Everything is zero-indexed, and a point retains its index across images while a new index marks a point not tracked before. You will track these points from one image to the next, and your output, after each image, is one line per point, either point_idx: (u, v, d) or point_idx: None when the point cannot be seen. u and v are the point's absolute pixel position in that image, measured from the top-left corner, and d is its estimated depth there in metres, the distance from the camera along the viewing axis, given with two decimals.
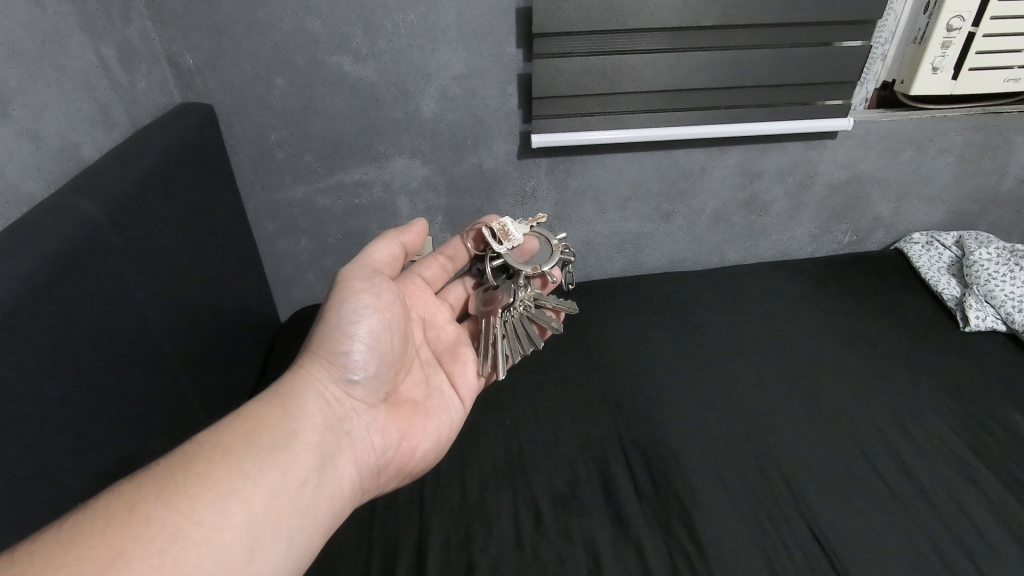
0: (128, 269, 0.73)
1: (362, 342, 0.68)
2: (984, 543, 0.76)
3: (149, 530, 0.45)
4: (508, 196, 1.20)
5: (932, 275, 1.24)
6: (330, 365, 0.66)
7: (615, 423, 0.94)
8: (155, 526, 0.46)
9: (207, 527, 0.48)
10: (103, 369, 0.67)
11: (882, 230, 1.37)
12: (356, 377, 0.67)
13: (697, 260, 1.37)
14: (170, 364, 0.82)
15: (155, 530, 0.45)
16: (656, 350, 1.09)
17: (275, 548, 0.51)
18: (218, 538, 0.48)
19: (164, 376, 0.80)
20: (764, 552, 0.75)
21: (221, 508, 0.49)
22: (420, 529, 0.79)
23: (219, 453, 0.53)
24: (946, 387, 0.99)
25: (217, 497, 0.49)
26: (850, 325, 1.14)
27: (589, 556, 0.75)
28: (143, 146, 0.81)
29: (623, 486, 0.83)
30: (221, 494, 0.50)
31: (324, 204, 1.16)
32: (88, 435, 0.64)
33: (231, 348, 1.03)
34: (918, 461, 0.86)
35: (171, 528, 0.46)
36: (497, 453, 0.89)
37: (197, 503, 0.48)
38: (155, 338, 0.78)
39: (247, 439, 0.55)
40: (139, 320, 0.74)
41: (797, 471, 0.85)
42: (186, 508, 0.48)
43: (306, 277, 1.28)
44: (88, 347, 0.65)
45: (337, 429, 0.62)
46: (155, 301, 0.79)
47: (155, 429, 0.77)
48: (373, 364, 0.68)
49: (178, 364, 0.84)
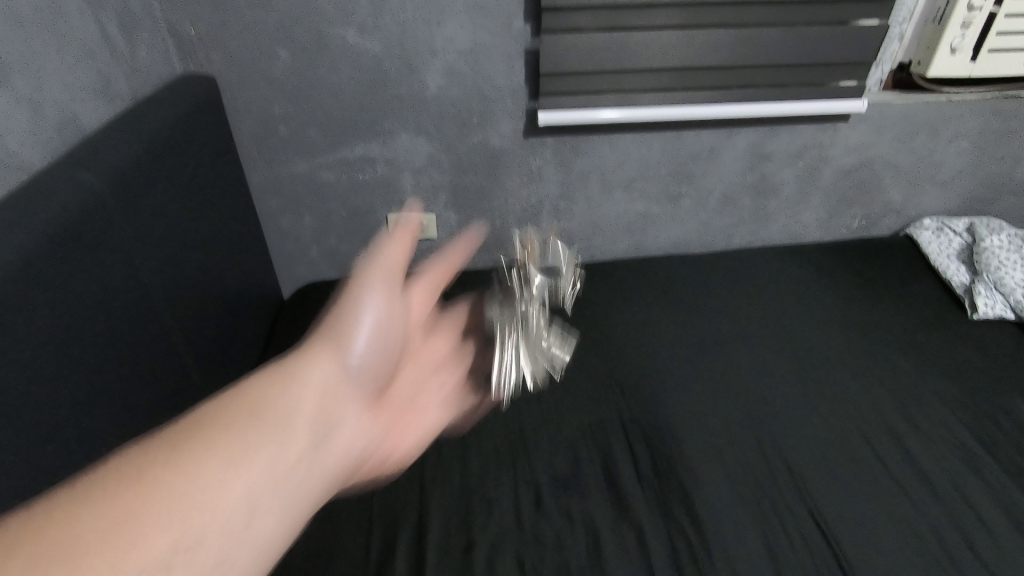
0: (130, 241, 0.72)
1: (369, 303, 0.55)
2: (984, 531, 0.76)
3: (122, 514, 0.36)
4: (513, 175, 1.18)
5: (941, 262, 1.22)
6: (331, 328, 0.53)
7: (618, 406, 0.93)
8: (125, 509, 0.37)
9: (186, 514, 0.38)
10: (101, 348, 0.66)
11: (891, 216, 1.35)
12: (359, 343, 0.54)
13: (704, 244, 1.35)
14: (171, 341, 0.81)
15: (124, 515, 0.36)
16: (659, 332, 1.08)
17: (264, 535, 0.42)
18: (199, 525, 0.39)
19: (165, 352, 0.80)
20: (764, 537, 0.75)
21: (202, 493, 0.40)
22: (421, 506, 0.79)
23: (205, 420, 0.43)
24: (951, 376, 0.99)
25: (203, 480, 0.40)
26: (856, 311, 1.13)
27: (588, 536, 0.75)
28: (145, 118, 0.80)
29: (624, 469, 0.83)
30: (205, 476, 0.40)
31: (327, 180, 1.15)
32: (87, 413, 0.64)
33: (233, 323, 1.02)
34: (922, 450, 0.86)
35: (146, 512, 0.37)
36: (498, 432, 0.89)
37: (177, 484, 0.39)
38: (155, 315, 0.78)
39: (238, 405, 0.45)
40: (138, 294, 0.74)
41: (799, 456, 0.85)
42: (166, 489, 0.39)
43: (309, 254, 1.27)
44: (88, 324, 0.64)
45: (342, 398, 0.52)
46: (156, 276, 0.78)
47: (154, 407, 0.77)
48: (385, 325, 0.56)
49: (179, 341, 0.84)
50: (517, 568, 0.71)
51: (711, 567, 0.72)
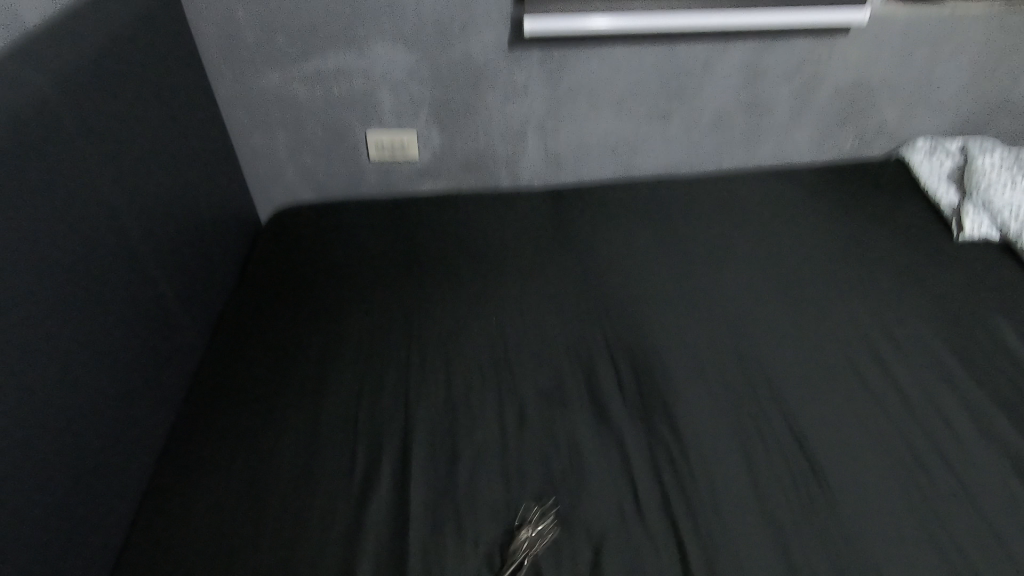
0: (91, 151, 0.68)
1: None
2: (953, 437, 0.77)
3: None
4: (497, 90, 1.12)
5: (931, 184, 1.20)
6: None
7: (602, 325, 0.93)
8: None
9: None
10: (68, 264, 0.64)
11: (885, 138, 1.32)
12: None
13: (694, 166, 1.32)
14: (142, 261, 0.79)
15: None
16: (645, 254, 1.07)
17: None
18: None
19: (136, 273, 0.77)
20: (741, 444, 0.76)
21: None
22: (405, 420, 0.79)
23: None
24: (934, 295, 0.99)
25: None
26: (844, 232, 1.12)
27: (570, 446, 0.76)
28: (93, 13, 0.73)
29: (607, 385, 0.84)
30: None
31: (300, 93, 1.09)
32: (60, 326, 0.62)
33: (208, 243, 0.99)
34: (900, 365, 0.87)
35: None
36: (482, 350, 0.89)
37: None
38: (124, 232, 0.74)
39: None
40: (104, 208, 0.70)
41: (779, 371, 0.86)
42: None
43: (285, 176, 1.22)
44: (52, 238, 0.61)
45: None
46: (122, 190, 0.74)
47: (129, 329, 0.75)
48: None
49: (151, 263, 0.81)
50: (500, 481, 0.72)
51: (689, 475, 0.73)
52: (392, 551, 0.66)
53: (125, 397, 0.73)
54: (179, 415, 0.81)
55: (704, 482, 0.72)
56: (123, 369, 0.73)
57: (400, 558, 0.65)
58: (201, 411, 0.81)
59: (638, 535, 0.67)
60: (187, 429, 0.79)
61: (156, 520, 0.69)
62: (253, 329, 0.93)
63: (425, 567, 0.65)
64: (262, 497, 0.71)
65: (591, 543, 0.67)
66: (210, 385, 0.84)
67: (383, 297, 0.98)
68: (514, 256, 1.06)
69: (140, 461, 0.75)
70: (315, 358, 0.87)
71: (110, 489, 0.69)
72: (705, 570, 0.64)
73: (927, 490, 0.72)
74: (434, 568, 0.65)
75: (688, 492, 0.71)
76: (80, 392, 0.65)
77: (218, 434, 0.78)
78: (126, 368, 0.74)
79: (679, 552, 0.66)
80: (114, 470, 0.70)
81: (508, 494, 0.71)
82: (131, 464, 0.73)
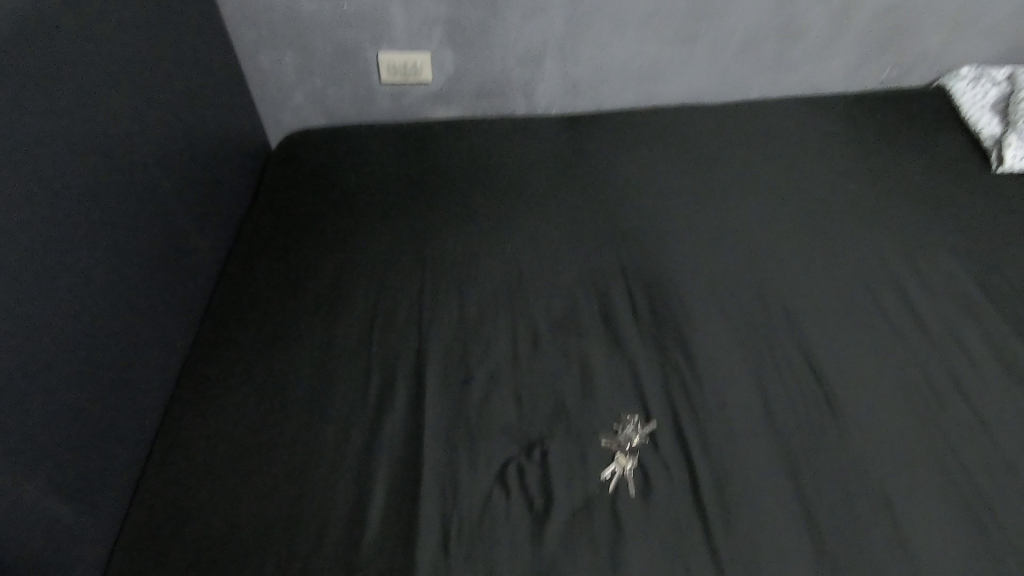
0: (74, 62, 0.67)
1: None
2: (973, 370, 0.76)
3: None
4: (514, 7, 1.06)
5: (973, 113, 1.14)
6: None
7: (618, 254, 0.91)
8: None
9: None
10: (55, 179, 0.63)
11: (927, 64, 1.24)
12: None
13: (720, 93, 1.26)
14: (136, 181, 0.78)
15: None
16: (665, 182, 1.03)
17: None
18: None
19: (130, 193, 0.77)
20: (756, 373, 0.76)
21: None
22: (418, 344, 0.80)
23: None
24: (962, 228, 0.95)
25: None
26: (874, 163, 1.07)
27: (582, 371, 0.76)
28: None
29: (622, 313, 0.83)
30: None
31: (307, 9, 1.04)
32: (56, 243, 0.63)
33: (210, 167, 0.98)
34: (922, 298, 0.85)
35: None
36: (496, 277, 0.88)
37: None
38: (116, 150, 0.74)
39: None
40: (91, 123, 0.69)
41: (799, 303, 0.84)
42: None
43: (294, 100, 1.18)
44: (37, 150, 0.61)
45: None
46: (112, 108, 0.74)
47: (125, 250, 0.75)
48: None
49: (146, 184, 0.80)
50: (513, 402, 0.73)
51: (702, 401, 0.73)
52: (407, 467, 0.68)
53: (124, 318, 0.75)
54: (195, 342, 0.82)
55: (716, 408, 0.72)
56: (121, 291, 0.74)
57: (415, 473, 0.67)
58: (218, 335, 0.82)
59: (648, 455, 0.68)
60: (205, 353, 0.80)
61: (180, 439, 0.72)
62: (265, 255, 0.92)
63: (440, 482, 0.66)
64: (280, 419, 0.72)
65: (602, 462, 0.68)
66: (224, 312, 0.84)
67: (394, 223, 0.96)
68: (528, 183, 1.03)
69: (145, 380, 0.78)
70: (327, 284, 0.87)
71: (113, 405, 0.72)
72: (714, 491, 0.65)
73: (942, 421, 0.71)
74: (449, 483, 0.66)
75: (700, 418, 0.71)
76: (76, 311, 0.66)
77: (233, 361, 0.78)
78: (124, 290, 0.75)
79: (689, 473, 0.67)
80: (114, 389, 0.72)
81: (521, 414, 0.72)
82: (136, 382, 0.76)
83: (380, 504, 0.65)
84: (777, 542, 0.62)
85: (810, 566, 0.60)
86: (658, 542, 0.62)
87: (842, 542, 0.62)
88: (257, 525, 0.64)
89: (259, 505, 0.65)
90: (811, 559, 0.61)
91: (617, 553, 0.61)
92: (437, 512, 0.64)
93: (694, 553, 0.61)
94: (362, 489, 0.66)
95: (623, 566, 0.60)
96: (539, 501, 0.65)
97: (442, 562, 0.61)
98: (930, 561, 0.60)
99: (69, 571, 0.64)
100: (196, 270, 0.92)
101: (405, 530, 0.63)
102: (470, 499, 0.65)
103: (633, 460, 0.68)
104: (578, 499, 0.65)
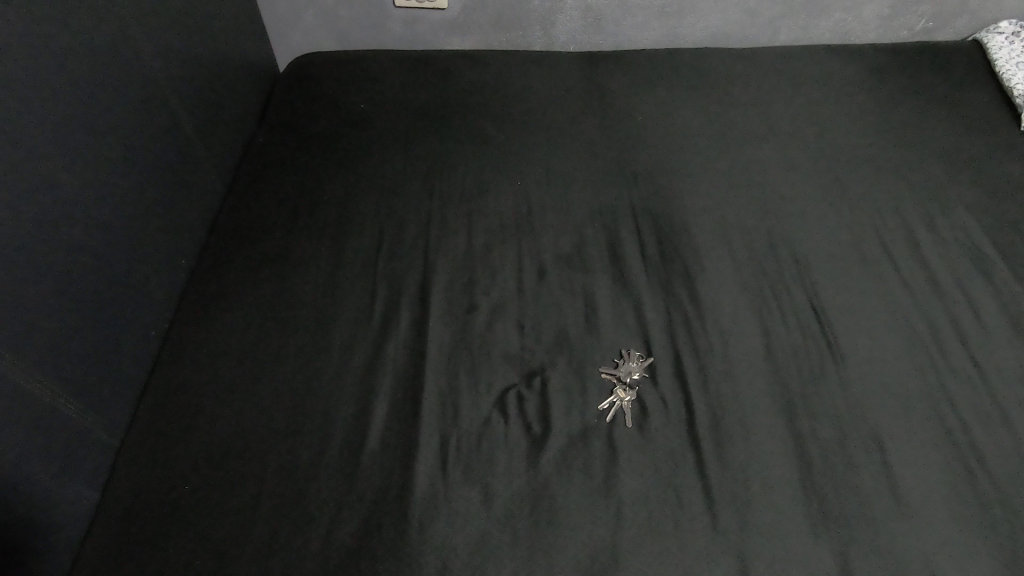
0: None
1: None
2: (979, 325, 0.76)
3: None
4: None
5: (1006, 68, 1.08)
6: None
7: (630, 192, 0.90)
8: None
9: None
10: (55, 84, 0.62)
11: (965, 16, 1.19)
12: None
13: (746, 37, 1.21)
14: (140, 90, 0.76)
15: None
16: (682, 123, 1.00)
17: None
18: None
19: (134, 102, 0.75)
20: (760, 318, 0.76)
21: None
22: (425, 271, 0.79)
23: None
24: (985, 185, 0.93)
25: None
26: (900, 115, 1.03)
27: (585, 306, 0.76)
28: None
29: (629, 252, 0.82)
30: None
31: None
32: (65, 159, 0.63)
33: (217, 87, 0.95)
34: (935, 252, 0.84)
35: None
36: (504, 209, 0.86)
37: None
38: (117, 56, 0.72)
39: None
40: (95, 30, 0.68)
41: (809, 251, 0.83)
42: None
43: (304, 19, 1.13)
44: (40, 55, 0.60)
45: None
46: (117, 20, 0.72)
47: (133, 162, 0.74)
48: None
49: (150, 94, 0.78)
50: (516, 331, 0.73)
51: (705, 340, 0.73)
52: (409, 388, 0.69)
53: (134, 230, 0.75)
54: (197, 265, 0.80)
55: (717, 348, 0.73)
56: (130, 202, 0.74)
57: (416, 394, 0.68)
58: (222, 258, 0.80)
59: (647, 390, 0.69)
60: (210, 269, 0.79)
61: (182, 356, 0.71)
62: (269, 180, 0.89)
63: (441, 403, 0.68)
64: (284, 338, 0.73)
65: (602, 393, 0.68)
66: (228, 236, 0.83)
67: (404, 151, 0.94)
68: (543, 117, 1.00)
69: (150, 296, 0.77)
70: (335, 209, 0.86)
71: (120, 318, 0.72)
72: (710, 426, 0.66)
73: (942, 373, 0.71)
74: (449, 405, 0.67)
75: (701, 357, 0.72)
76: (83, 223, 0.66)
77: (237, 286, 0.77)
78: (133, 202, 0.74)
79: (686, 408, 0.68)
80: (121, 299, 0.72)
81: (524, 344, 0.72)
82: (143, 298, 0.76)
83: (381, 420, 0.66)
84: (767, 477, 0.63)
85: (799, 501, 0.62)
86: (651, 471, 0.63)
87: (832, 481, 0.63)
88: (257, 447, 0.64)
89: (262, 421, 0.66)
90: (799, 494, 0.62)
91: (611, 479, 0.63)
92: (437, 432, 0.65)
93: (685, 482, 0.63)
94: (364, 406, 0.67)
95: (616, 491, 0.62)
96: (537, 427, 0.66)
97: (440, 477, 0.62)
98: (915, 502, 0.62)
99: (76, 472, 0.65)
100: (203, 186, 0.91)
101: (405, 447, 0.64)
102: (469, 422, 0.66)
103: (632, 394, 0.68)
104: (576, 426, 0.66)
